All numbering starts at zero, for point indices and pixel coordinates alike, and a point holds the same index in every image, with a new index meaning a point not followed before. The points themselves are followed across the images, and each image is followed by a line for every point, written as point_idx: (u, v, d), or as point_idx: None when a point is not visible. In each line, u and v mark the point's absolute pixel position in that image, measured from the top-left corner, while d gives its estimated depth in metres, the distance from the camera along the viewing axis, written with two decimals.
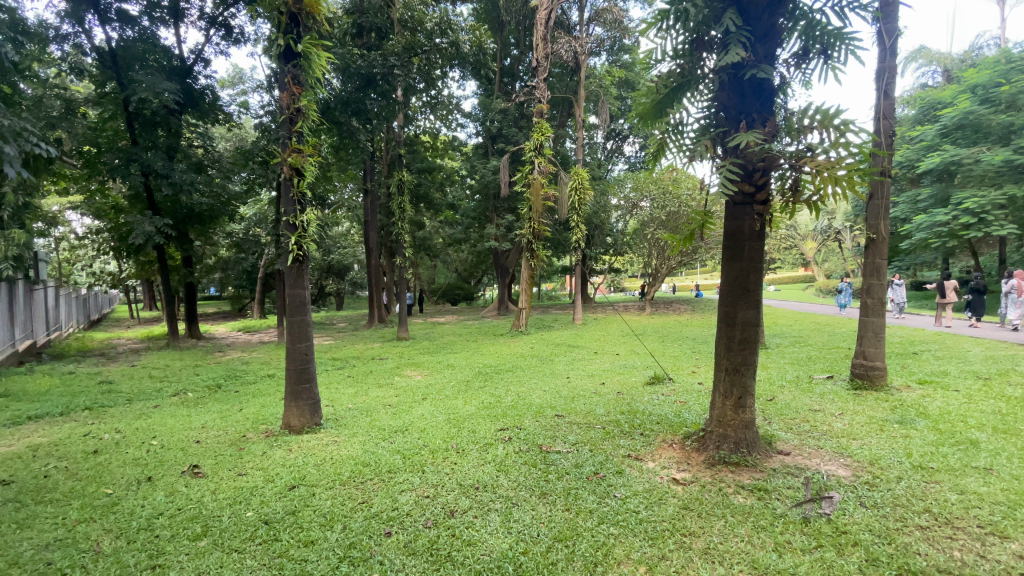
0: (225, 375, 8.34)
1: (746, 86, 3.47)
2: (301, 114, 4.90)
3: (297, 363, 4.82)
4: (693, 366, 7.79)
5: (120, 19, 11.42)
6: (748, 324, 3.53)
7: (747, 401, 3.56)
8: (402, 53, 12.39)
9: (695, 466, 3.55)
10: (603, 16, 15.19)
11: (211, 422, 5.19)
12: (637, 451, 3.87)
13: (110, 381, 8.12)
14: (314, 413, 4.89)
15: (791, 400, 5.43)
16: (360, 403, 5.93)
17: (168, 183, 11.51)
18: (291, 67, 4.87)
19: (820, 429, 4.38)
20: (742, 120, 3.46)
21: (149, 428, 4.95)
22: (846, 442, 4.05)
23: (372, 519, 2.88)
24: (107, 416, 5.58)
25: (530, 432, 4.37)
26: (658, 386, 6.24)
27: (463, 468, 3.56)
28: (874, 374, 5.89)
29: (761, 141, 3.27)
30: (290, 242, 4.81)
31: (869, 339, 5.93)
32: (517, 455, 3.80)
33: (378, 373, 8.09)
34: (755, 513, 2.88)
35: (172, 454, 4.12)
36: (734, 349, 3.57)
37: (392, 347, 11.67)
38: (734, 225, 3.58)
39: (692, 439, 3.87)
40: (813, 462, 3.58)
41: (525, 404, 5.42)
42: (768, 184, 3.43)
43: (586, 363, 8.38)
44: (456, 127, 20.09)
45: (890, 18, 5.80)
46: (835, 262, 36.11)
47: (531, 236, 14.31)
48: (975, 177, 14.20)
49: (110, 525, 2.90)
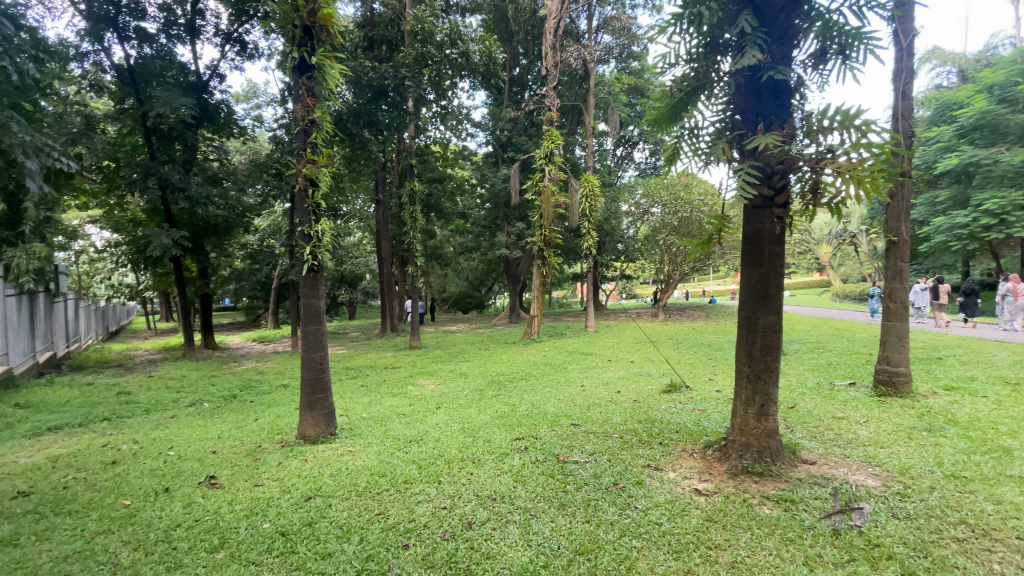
0: (240, 385, 8.41)
1: (762, 88, 3.41)
2: (315, 126, 4.94)
3: (312, 374, 4.81)
4: (710, 373, 7.67)
5: (138, 36, 11.72)
6: (769, 329, 3.44)
7: (770, 409, 3.47)
8: (413, 64, 12.70)
9: (718, 476, 3.45)
10: (612, 24, 15.37)
11: (227, 432, 5.21)
12: (656, 461, 3.79)
13: (129, 392, 8.20)
14: (329, 423, 4.86)
15: (813, 408, 5.29)
16: (375, 411, 5.93)
17: (185, 196, 11.73)
18: (305, 79, 4.91)
19: (845, 437, 4.27)
20: (759, 122, 3.40)
21: (165, 438, 5.00)
22: (873, 450, 3.93)
23: (389, 531, 2.84)
24: (126, 427, 5.62)
25: (546, 441, 4.31)
26: (675, 394, 6.12)
27: (480, 478, 3.51)
28: (899, 380, 5.73)
29: (780, 143, 3.22)
30: (304, 252, 4.81)
31: (892, 344, 5.78)
32: (534, 465, 3.73)
33: (392, 383, 8.07)
34: (783, 525, 2.79)
35: (189, 465, 4.12)
36: (756, 356, 3.48)
37: (405, 356, 11.66)
38: (754, 229, 3.52)
39: (713, 448, 3.77)
40: (840, 472, 3.46)
41: (541, 412, 5.37)
42: (788, 187, 3.36)
43: (600, 371, 8.29)
44: (466, 136, 20.16)
45: (906, 18, 5.74)
46: (852, 266, 35.51)
47: (542, 244, 14.26)
48: (995, 178, 13.87)
49: (128, 537, 2.89)
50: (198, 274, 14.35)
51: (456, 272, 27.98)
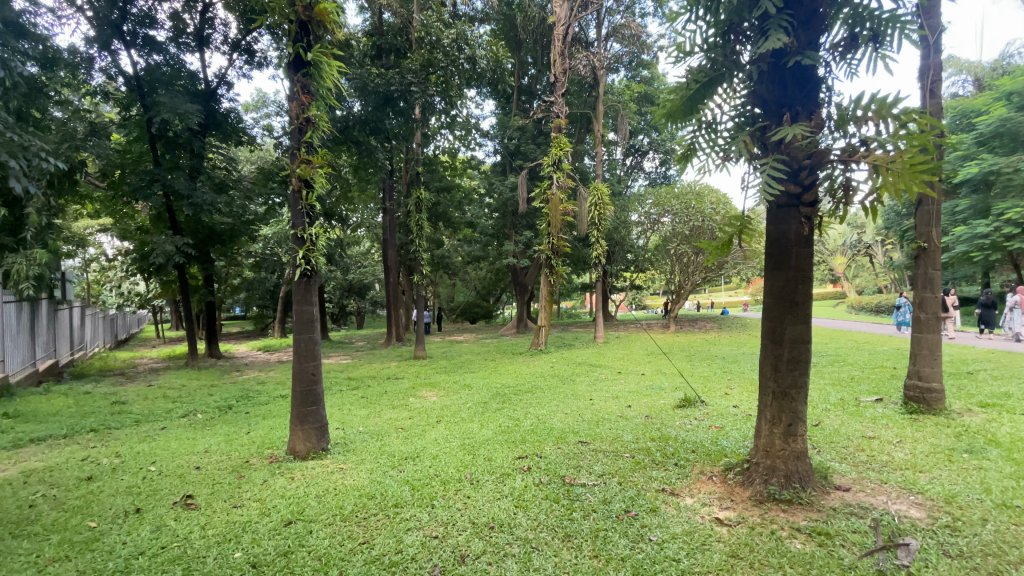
0: (238, 396, 8.16)
1: (788, 76, 3.11)
2: (311, 125, 4.72)
3: (304, 385, 4.56)
4: (726, 387, 7.28)
5: (146, 43, 11.74)
6: (797, 340, 3.12)
7: (798, 429, 3.14)
8: (419, 71, 12.57)
9: (740, 504, 3.11)
10: (621, 31, 15.28)
11: (215, 446, 4.95)
12: (672, 485, 3.44)
13: (124, 402, 7.99)
14: (321, 438, 4.58)
15: (840, 426, 4.91)
16: (372, 425, 5.63)
17: (189, 203, 11.62)
18: (301, 76, 4.68)
19: (879, 459, 3.89)
20: (785, 113, 3.10)
21: (150, 452, 4.75)
22: (913, 475, 3.57)
23: (372, 564, 2.54)
24: (112, 439, 5.39)
25: (552, 460, 3.98)
26: (689, 409, 5.77)
27: (477, 503, 3.20)
28: (931, 397, 5.34)
29: (809, 134, 2.92)
30: (297, 256, 4.56)
31: (923, 358, 5.40)
32: (538, 488, 3.41)
33: (393, 394, 7.78)
34: (819, 564, 2.45)
35: (168, 482, 3.86)
36: (782, 370, 3.16)
37: (409, 366, 11.39)
38: (778, 231, 3.21)
39: (734, 471, 3.42)
40: (879, 501, 3.09)
41: (546, 428, 5.05)
42: (817, 184, 3.06)
43: (610, 384, 7.92)
44: (474, 146, 19.99)
45: (932, 13, 5.43)
46: (867, 278, 34.87)
47: (550, 253, 13.99)
48: (1017, 187, 13.37)
49: (84, 566, 2.62)
50: (203, 282, 14.25)
51: (464, 282, 27.77)
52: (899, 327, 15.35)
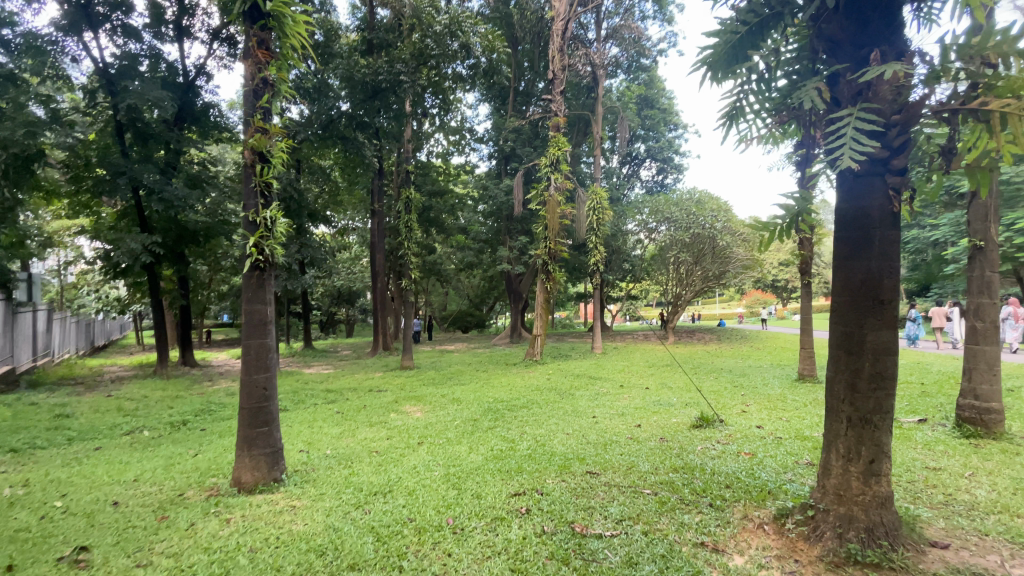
0: (199, 409, 7.30)
1: (871, 7, 2.42)
2: (269, 87, 3.99)
3: (254, 402, 3.76)
4: (743, 404, 6.54)
5: (123, 32, 11.01)
6: (880, 352, 2.39)
7: (882, 467, 2.42)
8: (410, 61, 11.68)
9: (809, 567, 2.35)
10: (621, 32, 14.66)
11: (151, 473, 4.11)
12: (714, 536, 2.67)
13: (67, 415, 7.08)
14: (273, 465, 3.78)
15: (893, 454, 4.18)
16: (342, 448, 4.81)
17: (158, 199, 10.75)
18: (258, 29, 3.92)
19: (961, 500, 3.14)
20: (867, 53, 2.42)
21: (67, 480, 3.91)
22: (1014, 522, 2.82)
23: None
24: (29, 462, 4.52)
25: (557, 498, 3.19)
26: (708, 431, 5.00)
27: (461, 566, 2.40)
28: (991, 419, 4.63)
29: (908, 73, 2.23)
30: (248, 243, 3.77)
31: (980, 372, 4.69)
32: (542, 543, 2.61)
33: (372, 409, 6.95)
34: None
35: (69, 524, 3.03)
36: (862, 391, 2.42)
37: (394, 377, 10.59)
38: (855, 208, 2.49)
39: (792, 520, 2.66)
40: (992, 563, 2.35)
41: (545, 452, 4.28)
42: (908, 146, 2.38)
43: (612, 400, 7.09)
44: (468, 150, 19.31)
45: None
46: None
47: (546, 258, 13.21)
48: None
49: None
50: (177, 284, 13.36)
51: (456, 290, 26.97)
52: (910, 341, 14.66)
